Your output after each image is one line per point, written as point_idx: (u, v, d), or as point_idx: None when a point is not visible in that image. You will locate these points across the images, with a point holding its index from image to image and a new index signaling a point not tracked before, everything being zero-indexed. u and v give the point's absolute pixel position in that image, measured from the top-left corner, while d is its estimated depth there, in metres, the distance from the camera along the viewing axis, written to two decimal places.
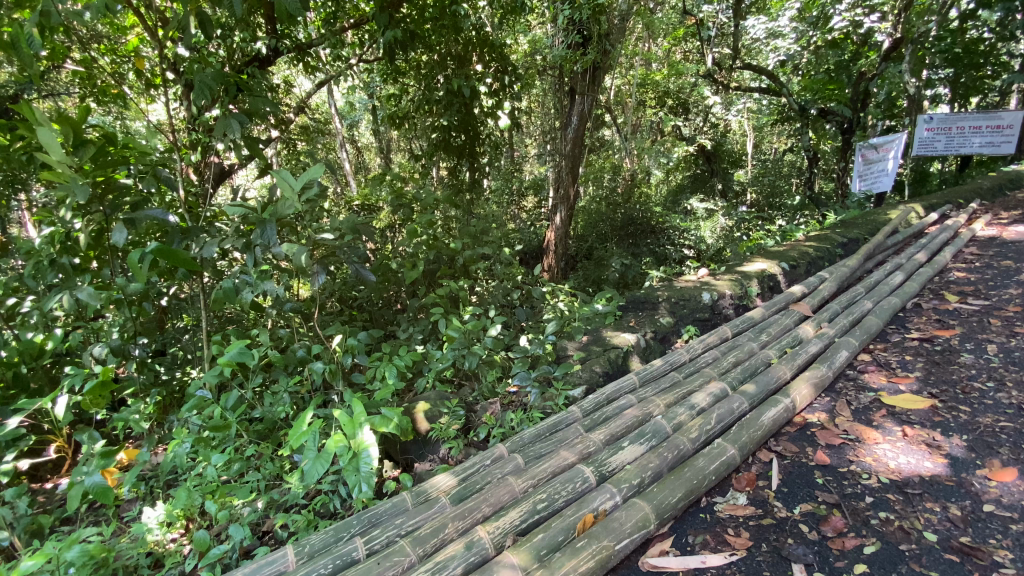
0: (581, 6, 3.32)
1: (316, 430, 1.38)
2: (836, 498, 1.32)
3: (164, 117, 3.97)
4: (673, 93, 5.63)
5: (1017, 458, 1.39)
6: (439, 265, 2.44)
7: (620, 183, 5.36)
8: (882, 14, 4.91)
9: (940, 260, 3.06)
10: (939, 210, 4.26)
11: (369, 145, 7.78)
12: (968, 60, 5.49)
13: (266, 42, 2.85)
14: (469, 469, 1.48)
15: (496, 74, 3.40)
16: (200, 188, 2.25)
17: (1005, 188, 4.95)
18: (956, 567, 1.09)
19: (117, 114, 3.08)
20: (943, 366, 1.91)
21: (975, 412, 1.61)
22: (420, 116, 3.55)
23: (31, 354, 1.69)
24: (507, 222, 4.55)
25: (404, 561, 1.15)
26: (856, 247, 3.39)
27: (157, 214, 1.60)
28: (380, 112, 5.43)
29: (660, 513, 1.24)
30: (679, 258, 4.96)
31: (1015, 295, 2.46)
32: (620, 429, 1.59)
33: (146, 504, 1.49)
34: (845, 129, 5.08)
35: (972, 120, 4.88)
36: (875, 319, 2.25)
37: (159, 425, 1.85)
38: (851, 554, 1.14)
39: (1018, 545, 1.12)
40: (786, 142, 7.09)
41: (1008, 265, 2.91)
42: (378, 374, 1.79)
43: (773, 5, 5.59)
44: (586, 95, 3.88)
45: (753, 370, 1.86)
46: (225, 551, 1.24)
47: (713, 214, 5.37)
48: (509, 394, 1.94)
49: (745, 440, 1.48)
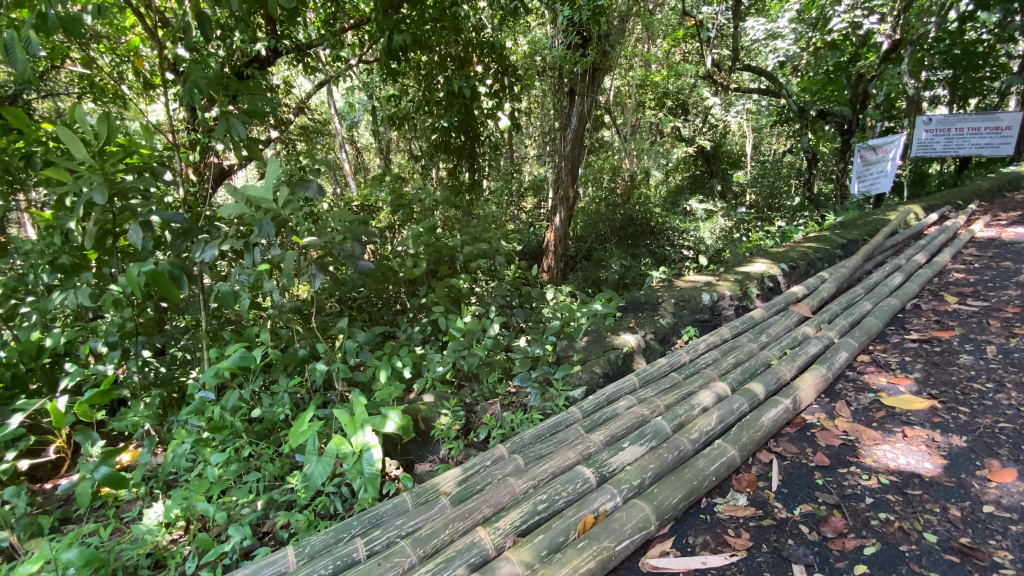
0: (582, 6, 3.33)
1: (316, 430, 1.37)
2: (836, 498, 1.32)
3: (164, 117, 3.98)
4: (673, 93, 5.70)
5: (1017, 458, 1.40)
6: (439, 265, 2.44)
7: (619, 184, 5.31)
8: (881, 15, 4.93)
9: (939, 261, 3.07)
10: (938, 211, 4.27)
11: (370, 146, 7.80)
12: (967, 62, 5.46)
13: (266, 42, 2.85)
14: (469, 470, 1.48)
15: (496, 75, 3.41)
16: (200, 188, 2.25)
17: (1004, 189, 4.96)
18: (956, 567, 1.09)
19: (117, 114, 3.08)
20: (942, 367, 1.92)
21: (975, 413, 1.62)
22: (420, 116, 3.55)
23: (30, 354, 1.66)
24: (507, 223, 4.60)
25: (404, 562, 1.15)
26: (855, 248, 3.40)
27: (168, 217, 1.62)
28: (380, 112, 5.44)
29: (661, 513, 1.24)
30: (678, 258, 5.01)
31: (1014, 296, 2.47)
32: (620, 430, 1.59)
33: (145, 505, 1.50)
34: (844, 130, 5.08)
35: (971, 121, 4.89)
36: (875, 320, 2.26)
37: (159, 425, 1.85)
38: (852, 555, 1.14)
39: (1018, 546, 1.12)
40: (786, 143, 7.10)
41: (1006, 265, 2.92)
42: (379, 374, 1.79)
43: (772, 6, 5.61)
44: (586, 95, 3.89)
45: (753, 371, 1.86)
46: (224, 552, 1.24)
47: (712, 215, 5.39)
48: (509, 394, 1.94)
49: (745, 440, 1.48)
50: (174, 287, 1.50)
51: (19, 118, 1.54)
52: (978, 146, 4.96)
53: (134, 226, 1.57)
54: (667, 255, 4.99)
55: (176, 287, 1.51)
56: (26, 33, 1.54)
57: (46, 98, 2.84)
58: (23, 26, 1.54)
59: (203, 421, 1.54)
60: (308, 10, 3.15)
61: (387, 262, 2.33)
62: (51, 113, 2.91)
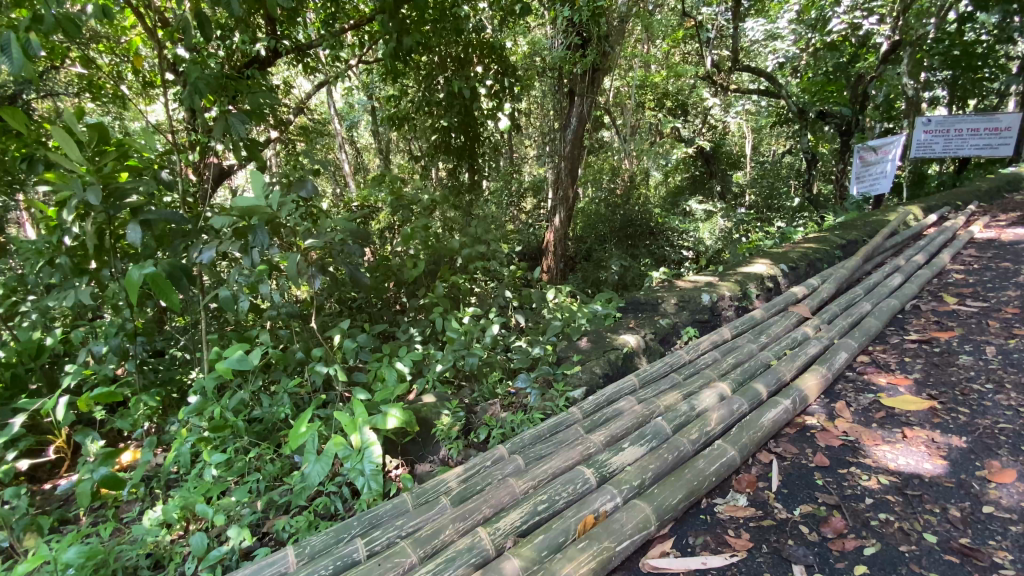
0: (582, 7, 3.36)
1: (316, 431, 1.37)
2: (836, 499, 1.32)
3: (164, 117, 3.98)
4: (673, 94, 5.72)
5: (1016, 459, 1.40)
6: (439, 266, 2.44)
7: (619, 185, 5.27)
8: (881, 16, 4.93)
9: (938, 262, 3.07)
10: (938, 212, 4.27)
11: (369, 146, 7.80)
12: (966, 64, 5.50)
13: (266, 43, 2.84)
14: (469, 470, 1.48)
15: (496, 75, 3.41)
16: (199, 188, 2.25)
17: (1002, 190, 4.97)
18: (956, 567, 1.09)
19: (116, 114, 3.08)
20: (941, 367, 1.92)
21: (975, 414, 1.62)
22: (420, 117, 3.52)
23: (30, 354, 1.68)
24: (507, 223, 4.60)
25: (405, 562, 1.15)
26: (855, 249, 3.41)
27: (166, 215, 1.61)
28: (380, 112, 5.44)
29: (661, 514, 1.24)
30: (677, 259, 5.02)
31: (1014, 297, 2.47)
32: (620, 431, 1.59)
33: (145, 505, 1.49)
34: (845, 131, 5.03)
35: (970, 121, 4.90)
36: (874, 320, 2.26)
37: (159, 425, 1.84)
38: (851, 555, 1.14)
39: (1017, 546, 1.13)
40: (785, 143, 7.10)
41: (1005, 267, 2.92)
42: (379, 375, 1.79)
43: (772, 7, 5.62)
44: (586, 96, 3.89)
45: (752, 371, 1.87)
46: (224, 552, 1.24)
47: (712, 216, 5.40)
48: (509, 394, 1.94)
49: (745, 441, 1.48)
50: (171, 291, 1.50)
51: (16, 119, 1.54)
52: (977, 147, 4.98)
53: (133, 225, 1.56)
54: (666, 256, 5.02)
55: (174, 291, 1.51)
56: (24, 34, 1.55)
57: (46, 98, 2.84)
58: (20, 27, 1.55)
59: (203, 422, 1.54)
60: (308, 11, 3.15)
61: (387, 262, 2.33)
62: (51, 113, 2.90)
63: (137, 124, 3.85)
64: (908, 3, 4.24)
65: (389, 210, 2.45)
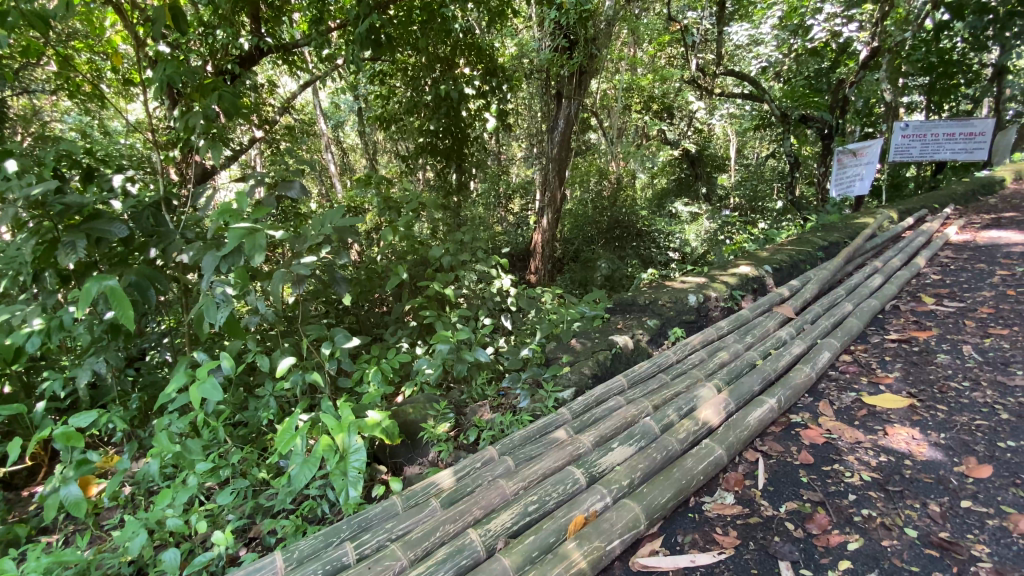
0: (568, 11, 3.32)
1: (304, 433, 1.32)
2: (820, 495, 1.34)
3: (142, 115, 3.87)
4: (659, 97, 5.75)
5: (992, 454, 1.44)
6: (425, 268, 2.40)
7: (606, 186, 5.17)
8: (860, 23, 5.02)
9: (916, 264, 3.14)
10: (915, 215, 4.38)
11: (354, 146, 7.66)
12: (942, 70, 5.64)
13: (250, 39, 2.75)
14: (460, 471, 1.48)
15: (483, 76, 3.46)
16: (181, 188, 2.25)
17: (978, 194, 5.09)
18: (936, 561, 1.12)
19: (92, 112, 2.98)
20: (921, 366, 1.96)
21: (952, 411, 1.66)
22: (408, 117, 3.59)
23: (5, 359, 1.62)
24: (494, 224, 4.57)
25: (395, 565, 1.15)
26: (836, 251, 3.47)
27: (117, 229, 1.56)
28: (365, 111, 5.40)
29: (650, 513, 1.25)
30: (664, 261, 5.07)
31: (988, 297, 2.54)
32: (610, 431, 1.60)
33: (124, 513, 1.46)
34: (824, 134, 4.97)
35: (946, 126, 5.02)
36: (855, 321, 2.30)
37: (140, 431, 1.81)
38: (836, 551, 1.16)
39: (994, 540, 1.16)
40: (768, 147, 7.30)
41: (981, 268, 3.00)
42: (365, 379, 1.79)
43: (755, 13, 5.72)
44: (573, 99, 3.90)
45: (738, 371, 1.89)
46: (209, 558, 1.22)
47: (697, 218, 5.55)
48: (498, 396, 1.96)
49: (732, 440, 1.50)
50: (128, 307, 1.33)
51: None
52: (953, 152, 5.08)
53: (73, 245, 1.48)
54: (652, 257, 5.04)
55: (132, 306, 1.34)
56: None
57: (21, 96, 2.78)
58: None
59: (186, 427, 1.51)
60: (293, 11, 3.11)
61: (371, 266, 2.31)
62: (27, 111, 2.83)
63: (116, 122, 3.77)
64: (887, 10, 4.35)
65: (376, 211, 2.41)
